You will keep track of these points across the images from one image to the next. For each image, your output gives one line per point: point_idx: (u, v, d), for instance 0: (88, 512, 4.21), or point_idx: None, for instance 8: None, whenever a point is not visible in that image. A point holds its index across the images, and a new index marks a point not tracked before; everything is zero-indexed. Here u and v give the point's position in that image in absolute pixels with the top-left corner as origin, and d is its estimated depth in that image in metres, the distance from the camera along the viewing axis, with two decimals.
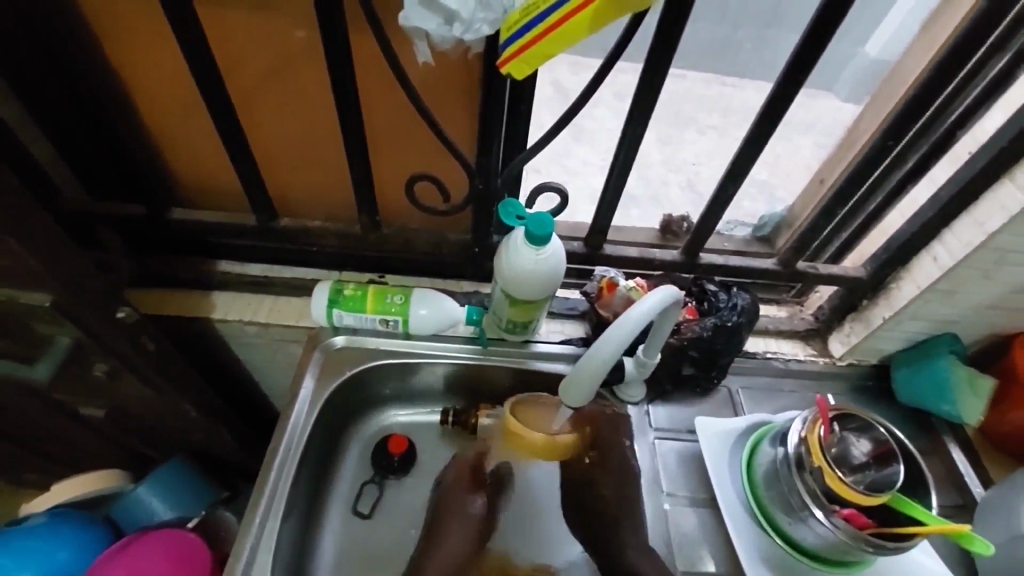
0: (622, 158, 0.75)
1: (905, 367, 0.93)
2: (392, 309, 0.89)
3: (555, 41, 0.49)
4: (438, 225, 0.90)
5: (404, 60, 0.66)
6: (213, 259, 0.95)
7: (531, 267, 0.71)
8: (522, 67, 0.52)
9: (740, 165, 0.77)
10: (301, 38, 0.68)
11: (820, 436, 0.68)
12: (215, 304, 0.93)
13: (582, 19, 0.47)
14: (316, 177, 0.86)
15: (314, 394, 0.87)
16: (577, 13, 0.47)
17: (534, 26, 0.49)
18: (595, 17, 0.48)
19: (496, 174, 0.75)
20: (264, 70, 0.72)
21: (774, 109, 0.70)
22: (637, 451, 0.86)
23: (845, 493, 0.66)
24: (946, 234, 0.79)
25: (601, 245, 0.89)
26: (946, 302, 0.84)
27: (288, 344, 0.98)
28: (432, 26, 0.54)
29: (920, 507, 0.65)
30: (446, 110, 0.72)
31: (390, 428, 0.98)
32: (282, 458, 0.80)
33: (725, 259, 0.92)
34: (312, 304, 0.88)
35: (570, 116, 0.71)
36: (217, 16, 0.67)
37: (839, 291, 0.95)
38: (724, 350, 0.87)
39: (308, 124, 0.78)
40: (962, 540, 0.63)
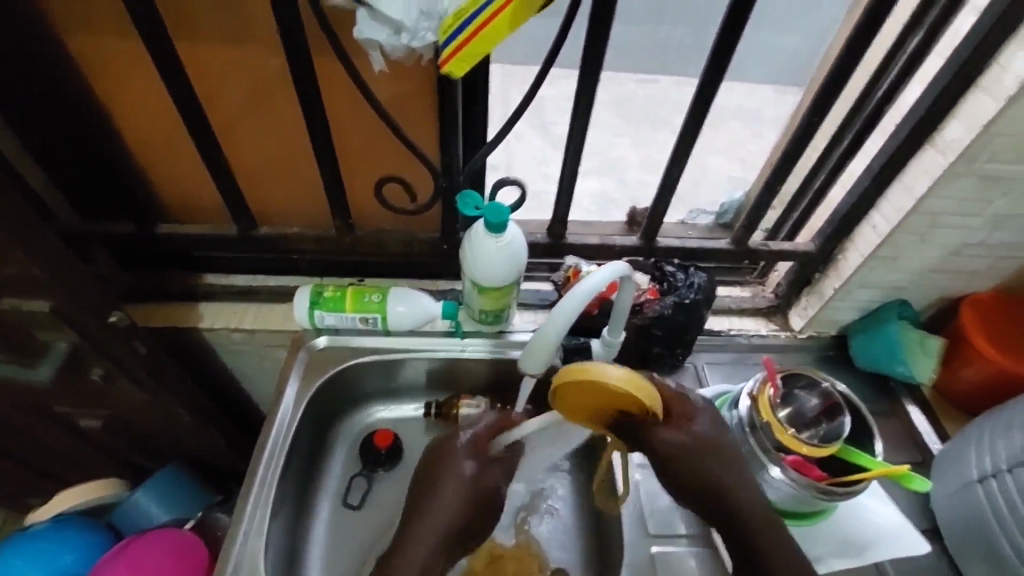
0: (573, 150, 0.81)
1: (860, 335, 0.99)
2: (370, 307, 0.93)
3: (485, 42, 0.56)
4: (410, 225, 0.95)
5: (364, 70, 0.72)
6: (201, 272, 1.00)
7: (494, 255, 0.76)
8: (462, 63, 0.58)
9: (682, 149, 0.83)
10: (269, 55, 0.73)
11: (770, 396, 0.73)
12: (203, 314, 0.98)
13: (502, 20, 0.54)
14: (290, 187, 0.90)
15: (300, 393, 0.91)
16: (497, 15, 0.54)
17: (465, 28, 0.56)
18: (512, 18, 0.54)
19: (458, 171, 0.81)
20: (234, 88, 0.77)
21: (707, 95, 0.76)
22: None
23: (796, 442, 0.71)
24: (881, 203, 0.85)
25: (564, 235, 0.95)
26: (890, 268, 0.89)
27: (274, 350, 1.02)
28: (384, 36, 0.60)
29: (862, 454, 0.70)
30: (405, 115, 0.78)
31: (377, 425, 1.02)
32: (271, 452, 0.84)
33: (682, 242, 0.97)
34: (295, 308, 0.93)
35: (521, 112, 0.77)
36: (188, 41, 0.72)
37: (794, 266, 1.00)
38: (686, 327, 0.92)
39: (278, 137, 0.83)
40: (903, 481, 0.69)
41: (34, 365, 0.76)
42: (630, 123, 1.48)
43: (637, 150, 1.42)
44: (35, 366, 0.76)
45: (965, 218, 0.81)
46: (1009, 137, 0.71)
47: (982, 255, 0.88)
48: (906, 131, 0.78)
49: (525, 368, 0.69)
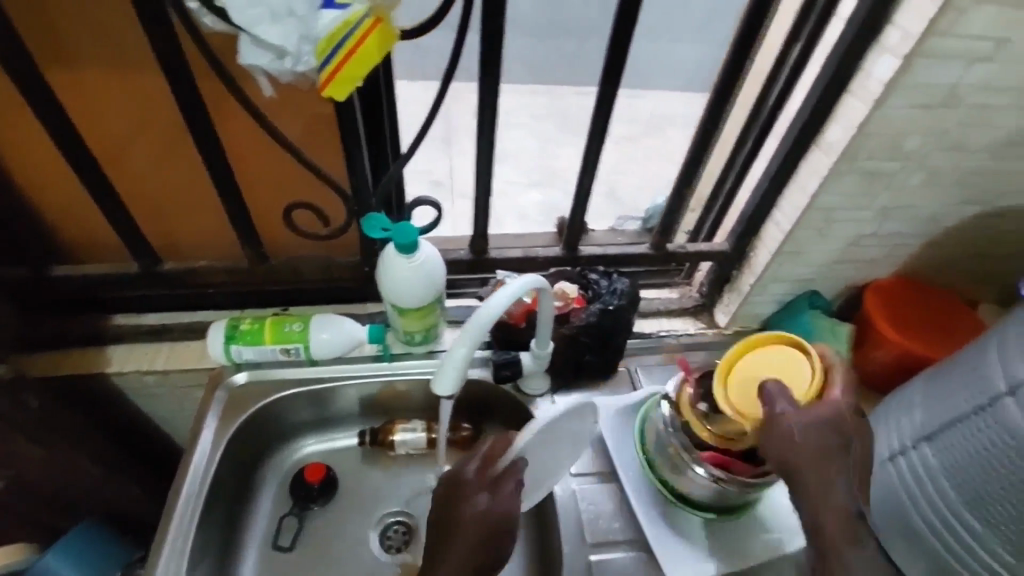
0: (483, 166, 0.81)
1: (778, 327, 1.03)
2: (291, 337, 0.90)
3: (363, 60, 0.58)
4: (328, 250, 0.92)
5: (253, 95, 0.70)
6: (109, 314, 0.95)
7: (406, 274, 0.75)
8: (342, 85, 0.60)
9: (591, 160, 0.85)
10: (153, 82, 0.70)
11: (689, 395, 0.74)
12: (110, 358, 0.92)
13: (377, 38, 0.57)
14: (195, 219, 0.86)
15: (218, 435, 0.87)
16: (371, 34, 0.57)
17: (343, 44, 0.57)
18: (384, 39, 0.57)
19: (370, 195, 0.79)
20: (119, 120, 0.73)
21: (606, 107, 0.78)
22: None
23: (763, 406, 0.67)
24: (781, 202, 0.90)
25: (486, 250, 0.94)
26: (797, 262, 0.94)
27: (193, 390, 0.97)
28: (266, 61, 0.58)
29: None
30: (306, 139, 0.76)
31: (309, 458, 0.98)
32: (185, 500, 0.81)
33: (605, 249, 0.99)
34: (209, 344, 0.89)
35: (425, 132, 0.75)
36: (62, 71, 0.68)
37: (714, 265, 1.04)
38: (613, 332, 0.93)
39: (174, 168, 0.79)
40: None
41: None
42: (554, 135, 1.51)
43: (565, 161, 1.45)
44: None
45: (857, 212, 0.86)
46: (882, 135, 0.76)
47: (877, 245, 0.93)
48: (795, 133, 0.82)
49: (436, 389, 0.65)
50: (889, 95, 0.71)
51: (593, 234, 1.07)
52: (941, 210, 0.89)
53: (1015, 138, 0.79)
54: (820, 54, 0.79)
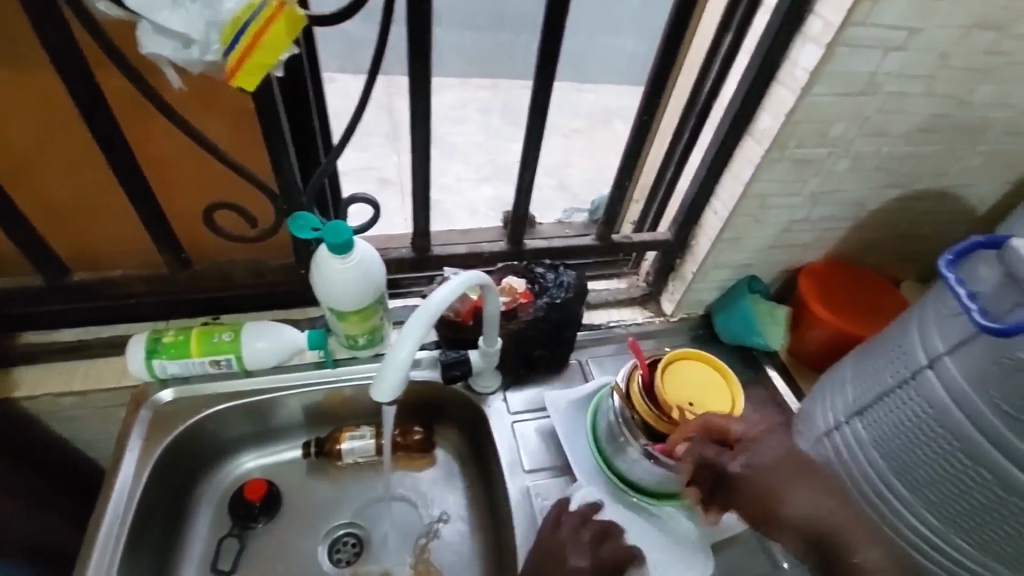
0: (420, 160, 0.78)
1: (722, 312, 1.05)
2: (222, 347, 0.84)
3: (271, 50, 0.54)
4: (258, 251, 0.86)
5: (157, 84, 0.64)
6: (12, 333, 0.86)
7: (343, 275, 0.71)
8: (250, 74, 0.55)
9: (531, 152, 0.83)
10: (40, 75, 0.63)
11: (638, 384, 0.74)
12: (18, 381, 0.84)
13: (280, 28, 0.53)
14: (101, 223, 0.78)
15: (144, 456, 0.80)
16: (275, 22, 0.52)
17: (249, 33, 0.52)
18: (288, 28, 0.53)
19: (300, 193, 0.74)
20: (0, 117, 0.65)
21: (543, 99, 0.76)
22: (495, 435, 0.89)
23: (705, 459, 0.68)
24: (718, 191, 0.91)
25: (430, 247, 0.91)
26: (736, 249, 0.96)
27: (115, 410, 0.89)
28: (170, 50, 0.53)
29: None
30: (228, 136, 0.71)
31: (250, 475, 0.93)
32: (108, 533, 0.74)
33: (549, 242, 0.97)
34: (128, 360, 0.82)
35: (354, 125, 0.71)
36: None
37: (658, 254, 1.05)
38: (562, 325, 0.93)
39: (76, 170, 0.72)
40: None
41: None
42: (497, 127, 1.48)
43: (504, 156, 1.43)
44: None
45: (789, 198, 0.89)
46: (809, 123, 0.78)
47: (809, 229, 0.97)
48: (729, 122, 0.83)
49: (376, 395, 0.62)
50: (815, 83, 0.74)
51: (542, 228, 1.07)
52: (865, 194, 0.93)
53: (929, 124, 0.83)
54: (748, 44, 0.80)
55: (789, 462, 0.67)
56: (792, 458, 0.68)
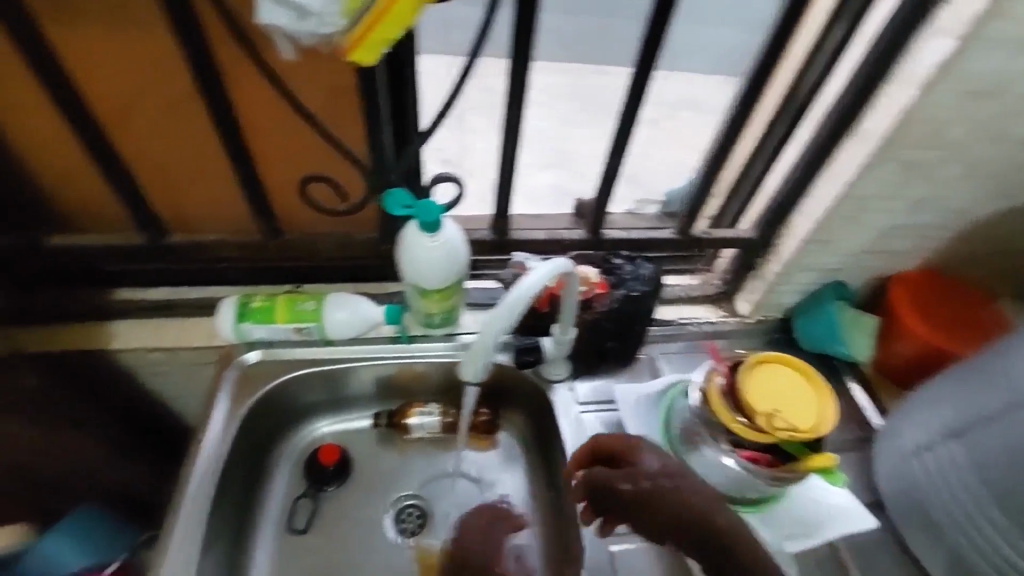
0: (512, 143, 0.77)
1: (802, 316, 1.01)
2: (305, 316, 0.87)
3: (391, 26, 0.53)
4: (343, 225, 0.88)
5: (267, 57, 0.65)
6: (108, 287, 0.90)
7: (430, 253, 0.72)
8: (371, 51, 0.55)
9: (623, 139, 0.80)
10: (160, 45, 0.65)
11: (720, 385, 0.71)
12: (114, 332, 0.89)
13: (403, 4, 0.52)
14: (202, 190, 0.81)
15: (231, 413, 0.84)
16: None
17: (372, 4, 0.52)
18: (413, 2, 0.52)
19: (390, 169, 0.76)
20: (119, 80, 0.68)
21: (642, 85, 0.74)
22: (562, 423, 0.89)
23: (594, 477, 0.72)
24: (814, 190, 0.86)
25: (509, 231, 0.91)
26: (825, 252, 0.91)
27: (202, 368, 0.94)
28: (284, 19, 0.53)
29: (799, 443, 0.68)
30: (326, 108, 0.72)
31: (322, 440, 0.96)
32: (198, 482, 0.78)
33: (628, 233, 0.95)
34: (218, 321, 0.86)
35: (450, 105, 0.70)
36: (58, 26, 0.62)
37: (739, 252, 1.00)
38: (637, 319, 0.91)
39: (184, 136, 0.74)
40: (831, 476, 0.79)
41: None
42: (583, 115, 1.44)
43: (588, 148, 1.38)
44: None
45: (893, 201, 0.83)
46: (928, 121, 0.73)
47: (909, 236, 0.91)
48: (834, 117, 0.79)
49: (466, 378, 0.65)
50: (939, 79, 0.68)
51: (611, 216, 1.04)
52: (978, 202, 0.86)
53: None
54: (865, 35, 0.75)
55: (666, 476, 0.69)
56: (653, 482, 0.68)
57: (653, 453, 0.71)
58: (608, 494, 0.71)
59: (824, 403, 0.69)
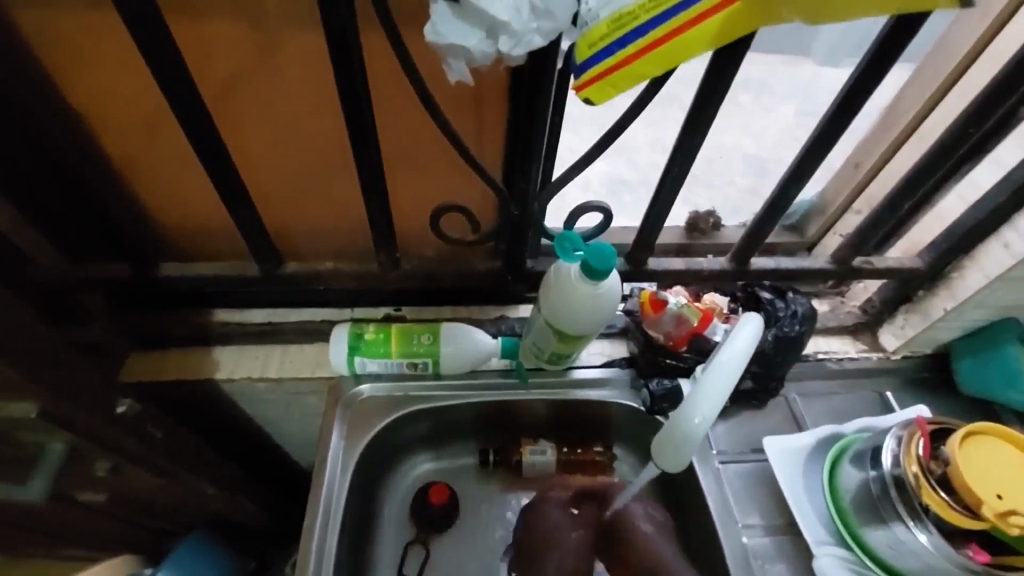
0: (676, 163, 0.67)
1: (968, 358, 0.88)
2: (420, 350, 0.81)
3: (650, 63, 0.45)
4: (461, 254, 0.82)
5: (426, 72, 0.58)
6: (210, 310, 0.85)
7: (586, 300, 0.63)
8: (606, 89, 0.46)
9: (803, 161, 0.69)
10: (300, 50, 0.59)
11: (919, 455, 0.62)
12: (219, 362, 0.83)
13: (662, 53, 0.44)
14: (323, 211, 0.76)
15: (346, 453, 0.79)
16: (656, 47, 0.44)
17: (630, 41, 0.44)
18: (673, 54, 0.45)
19: (534, 198, 0.68)
20: (255, 92, 0.62)
21: (844, 102, 0.62)
22: (701, 477, 0.78)
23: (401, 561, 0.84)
24: (1019, 218, 0.73)
25: (645, 261, 0.82)
26: (1016, 289, 0.79)
27: (304, 397, 0.88)
28: (474, 40, 0.45)
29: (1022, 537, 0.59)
30: (471, 129, 0.65)
31: (430, 477, 0.90)
32: (322, 530, 0.72)
33: (778, 262, 0.85)
34: (331, 354, 0.80)
35: (619, 128, 0.61)
36: (188, 29, 0.56)
37: (890, 283, 0.90)
38: (784, 362, 0.81)
39: (311, 150, 0.69)
40: None
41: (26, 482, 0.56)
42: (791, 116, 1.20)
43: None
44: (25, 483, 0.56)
45: None
46: None
47: None
48: None
49: (663, 469, 0.63)
50: None
51: (728, 235, 0.94)
52: None
53: None
54: None
55: None
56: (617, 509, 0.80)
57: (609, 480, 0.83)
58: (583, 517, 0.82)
59: None
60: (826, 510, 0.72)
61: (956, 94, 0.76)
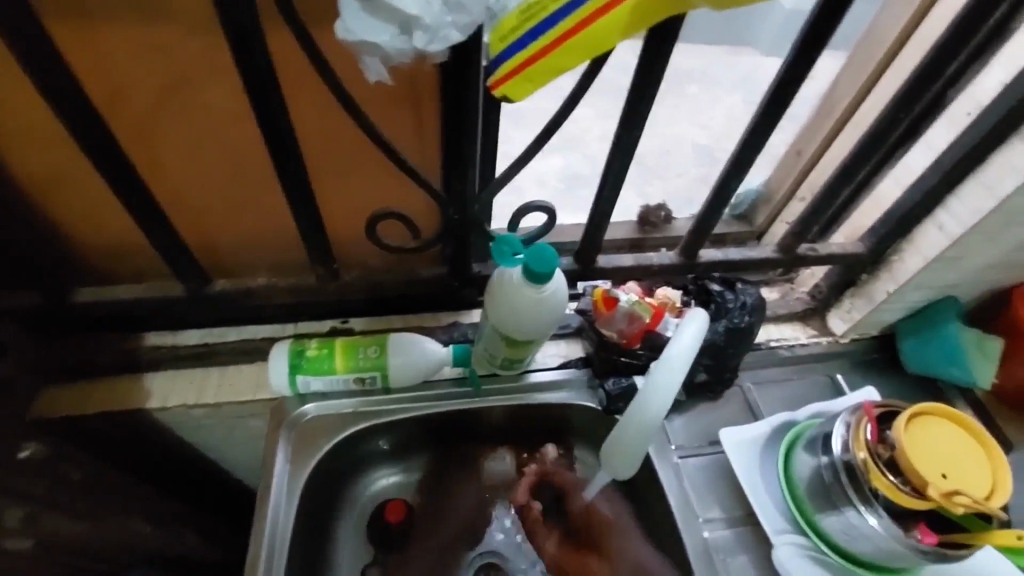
0: (616, 158, 0.66)
1: (912, 338, 0.90)
2: (367, 364, 0.77)
3: (567, 54, 0.41)
4: (405, 260, 0.78)
5: (344, 71, 0.55)
6: (138, 334, 0.79)
7: (530, 305, 0.61)
8: (522, 87, 0.43)
9: (742, 152, 0.69)
10: (204, 51, 0.54)
11: (867, 440, 0.62)
12: (151, 391, 0.78)
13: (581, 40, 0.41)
14: (252, 223, 0.72)
15: (291, 479, 0.74)
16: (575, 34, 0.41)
17: (543, 32, 0.41)
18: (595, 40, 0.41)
19: (472, 200, 0.65)
20: (160, 100, 0.57)
21: (777, 93, 0.62)
22: (662, 479, 0.77)
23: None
24: (950, 201, 0.75)
25: (595, 259, 0.80)
26: (951, 269, 0.81)
27: (247, 420, 0.84)
28: (385, 37, 0.42)
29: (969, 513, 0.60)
30: (402, 131, 0.62)
31: (387, 493, 0.86)
32: (267, 563, 0.68)
33: (726, 253, 0.85)
34: (271, 374, 0.76)
35: (555, 124, 0.59)
36: (72, 29, 0.51)
37: (835, 268, 0.91)
38: (737, 352, 0.81)
39: (231, 159, 0.64)
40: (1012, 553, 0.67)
41: None
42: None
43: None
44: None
45: None
46: None
47: None
48: (991, 121, 0.67)
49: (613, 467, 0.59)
50: None
51: (679, 226, 0.94)
52: None
53: None
54: None
55: None
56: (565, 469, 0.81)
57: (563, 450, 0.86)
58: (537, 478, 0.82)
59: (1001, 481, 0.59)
60: (783, 499, 0.73)
61: (886, 81, 0.77)
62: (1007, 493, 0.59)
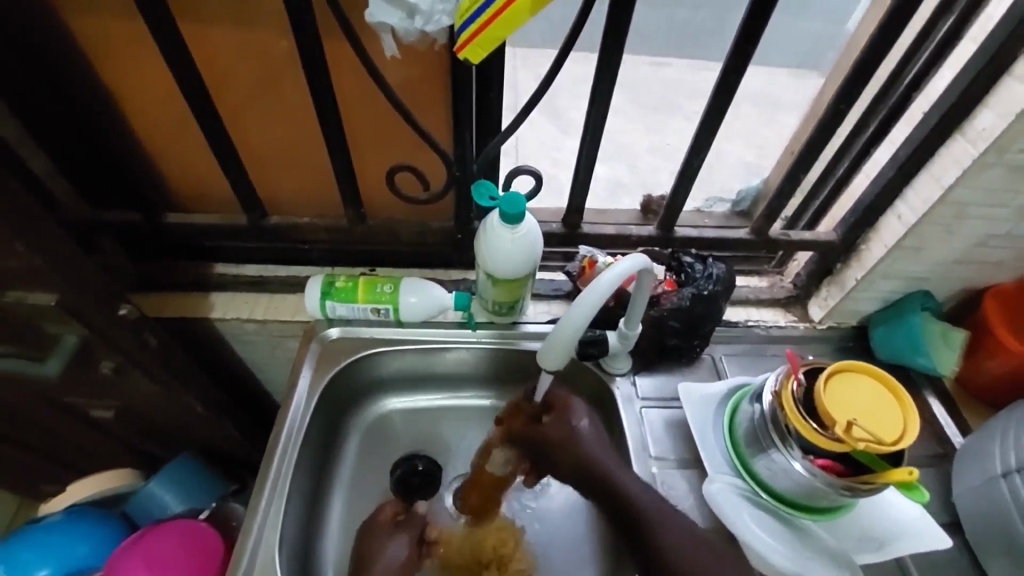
0: (592, 134, 0.80)
1: (881, 327, 0.96)
2: (383, 298, 0.92)
3: (501, 27, 0.53)
4: (422, 215, 0.95)
5: (372, 51, 0.71)
6: (210, 262, 0.99)
7: (509, 245, 0.75)
8: (477, 51, 0.57)
9: (704, 137, 0.80)
10: (274, 36, 0.72)
11: (793, 390, 0.70)
12: (214, 304, 0.97)
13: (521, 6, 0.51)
14: (302, 174, 0.90)
15: (312, 384, 0.91)
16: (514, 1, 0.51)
17: (484, 12, 0.54)
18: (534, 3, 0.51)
19: (471, 161, 0.79)
20: (243, 73, 0.76)
21: (730, 82, 0.73)
22: (624, 418, 0.89)
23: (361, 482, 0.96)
24: (908, 193, 0.82)
25: (579, 225, 0.94)
26: (915, 260, 0.87)
27: (286, 340, 1.02)
28: (396, 19, 0.59)
29: (877, 456, 0.67)
30: (419, 101, 0.77)
31: (389, 416, 1.01)
32: (285, 443, 0.85)
33: (701, 232, 0.96)
34: (306, 298, 0.93)
35: (538, 99, 0.73)
36: (186, 17, 0.70)
37: (814, 257, 0.98)
38: (705, 318, 0.90)
39: (286, 120, 0.82)
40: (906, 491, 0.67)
41: (43, 359, 0.76)
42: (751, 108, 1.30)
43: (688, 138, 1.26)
44: (41, 361, 0.77)
45: (990, 209, 0.78)
46: None
47: (1009, 245, 0.84)
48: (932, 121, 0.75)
49: (547, 365, 0.67)
50: None
51: (680, 214, 1.05)
52: None
53: None
54: (976, 31, 0.72)
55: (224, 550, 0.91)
56: (575, 436, 0.81)
57: (583, 413, 0.84)
58: (535, 434, 0.85)
59: (905, 432, 0.66)
60: (726, 445, 0.81)
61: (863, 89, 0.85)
62: (914, 438, 0.66)
